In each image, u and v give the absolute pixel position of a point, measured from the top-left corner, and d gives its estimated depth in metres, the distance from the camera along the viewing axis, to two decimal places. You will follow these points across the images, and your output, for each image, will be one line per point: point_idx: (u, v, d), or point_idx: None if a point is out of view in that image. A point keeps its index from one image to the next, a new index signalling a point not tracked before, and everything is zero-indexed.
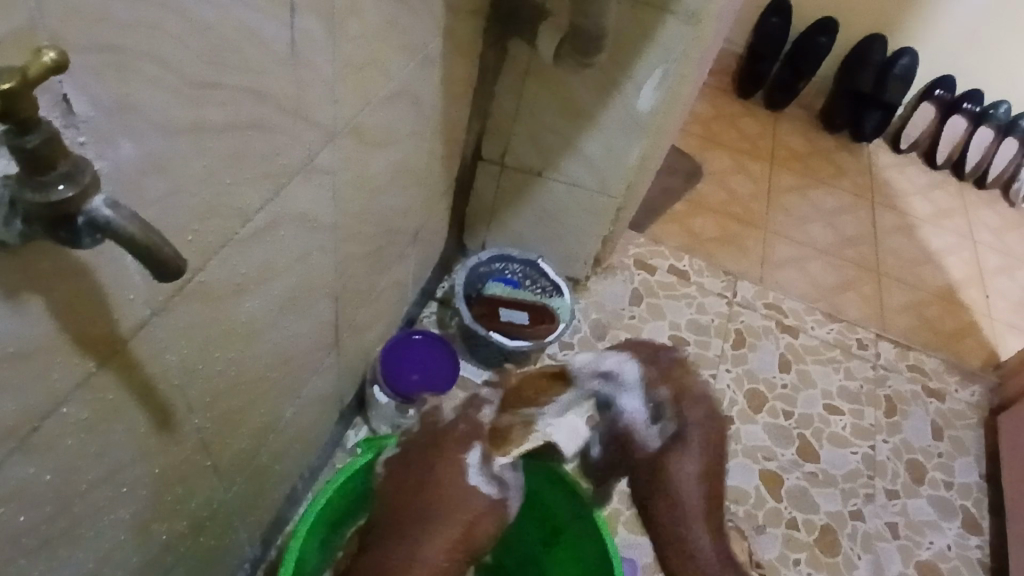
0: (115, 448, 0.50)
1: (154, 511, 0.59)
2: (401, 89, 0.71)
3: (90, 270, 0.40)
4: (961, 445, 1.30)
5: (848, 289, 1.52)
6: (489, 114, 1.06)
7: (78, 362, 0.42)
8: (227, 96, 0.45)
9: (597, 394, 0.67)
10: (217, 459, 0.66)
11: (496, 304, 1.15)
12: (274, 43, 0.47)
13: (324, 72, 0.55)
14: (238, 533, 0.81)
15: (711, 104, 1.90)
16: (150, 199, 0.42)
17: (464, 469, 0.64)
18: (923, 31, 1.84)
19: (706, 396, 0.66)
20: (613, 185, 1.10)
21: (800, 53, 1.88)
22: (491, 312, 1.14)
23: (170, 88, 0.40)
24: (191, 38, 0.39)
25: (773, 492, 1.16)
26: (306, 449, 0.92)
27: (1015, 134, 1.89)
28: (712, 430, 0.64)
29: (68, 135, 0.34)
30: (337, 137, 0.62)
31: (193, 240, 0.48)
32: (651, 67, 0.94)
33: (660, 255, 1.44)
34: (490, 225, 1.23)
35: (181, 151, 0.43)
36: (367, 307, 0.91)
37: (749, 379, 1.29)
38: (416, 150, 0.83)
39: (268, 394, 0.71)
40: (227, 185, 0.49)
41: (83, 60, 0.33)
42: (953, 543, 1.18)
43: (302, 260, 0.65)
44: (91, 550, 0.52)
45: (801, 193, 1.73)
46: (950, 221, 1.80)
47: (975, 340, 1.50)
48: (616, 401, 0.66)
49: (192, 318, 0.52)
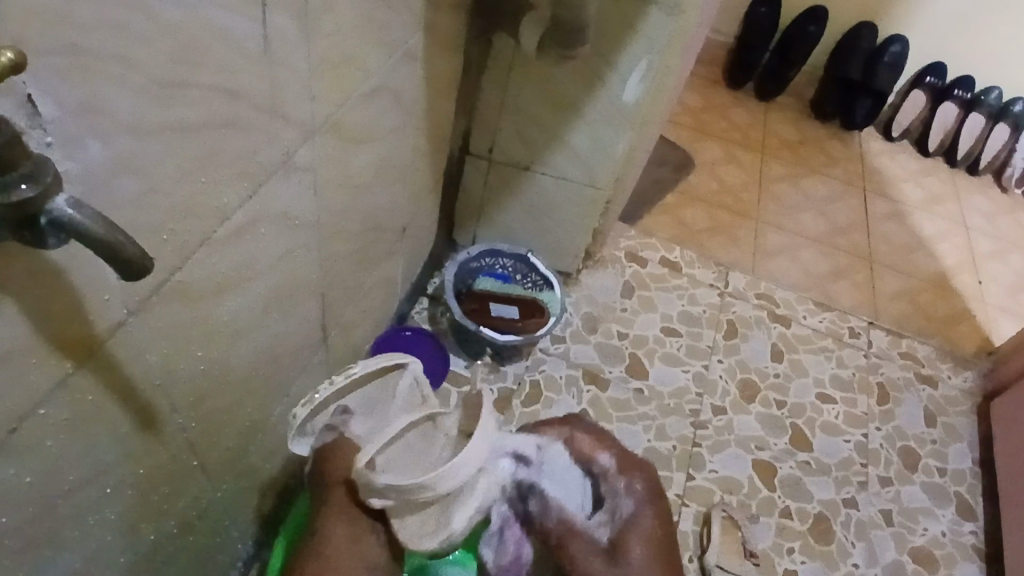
0: (97, 449, 0.50)
1: (141, 512, 0.59)
2: (381, 84, 0.71)
3: (63, 270, 0.40)
4: (954, 431, 1.31)
5: (840, 277, 1.52)
6: (475, 110, 1.07)
7: (54, 364, 0.42)
8: (198, 95, 0.44)
9: (520, 478, 0.71)
10: (204, 458, 0.67)
11: (484, 299, 1.14)
12: (245, 40, 0.47)
13: (299, 68, 0.55)
14: (229, 532, 0.81)
15: (701, 95, 1.90)
16: (121, 200, 0.42)
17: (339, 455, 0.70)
18: (914, 17, 1.83)
19: (629, 455, 0.77)
20: (601, 178, 1.09)
21: (790, 42, 1.88)
22: (483, 309, 1.13)
23: (138, 88, 0.39)
24: (159, 38, 0.39)
25: (766, 481, 1.16)
26: (297, 447, 0.92)
27: (1007, 120, 1.88)
28: (648, 501, 0.73)
29: (33, 137, 0.34)
30: (316, 133, 0.62)
31: (169, 239, 0.48)
32: (635, 59, 0.94)
33: (651, 247, 1.44)
34: (479, 221, 1.23)
35: (152, 151, 0.43)
36: (355, 305, 0.91)
37: (741, 369, 1.29)
38: (400, 145, 0.83)
39: (255, 393, 0.71)
40: (202, 185, 0.49)
41: (46, 61, 0.33)
42: (947, 530, 1.18)
43: (284, 259, 0.65)
44: (77, 551, 0.53)
45: (792, 182, 1.73)
46: (942, 208, 1.80)
47: (968, 326, 1.50)
48: (537, 480, 0.71)
49: (171, 319, 0.52)
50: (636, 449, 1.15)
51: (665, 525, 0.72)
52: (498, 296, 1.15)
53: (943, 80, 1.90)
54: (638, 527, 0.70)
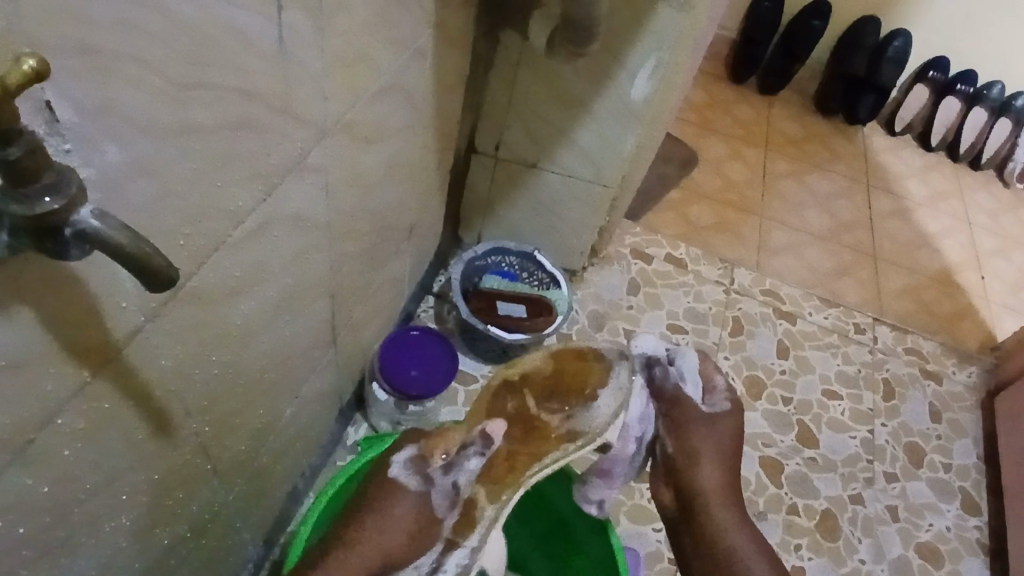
0: (113, 456, 0.49)
1: (155, 517, 0.59)
2: (391, 84, 0.70)
3: (81, 279, 0.39)
4: (959, 427, 1.31)
5: (845, 274, 1.52)
6: (482, 107, 1.06)
7: (71, 373, 0.42)
8: (213, 95, 0.44)
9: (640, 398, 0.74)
10: (217, 461, 0.66)
11: (531, 395, 0.66)
12: (260, 40, 0.46)
13: (312, 68, 0.54)
14: (240, 534, 0.81)
15: (704, 91, 1.89)
16: (138, 205, 0.41)
17: (389, 465, 0.64)
18: (917, 12, 1.83)
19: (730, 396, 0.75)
20: (609, 175, 1.09)
21: (794, 37, 1.87)
22: (524, 409, 0.65)
23: (153, 89, 0.38)
24: (174, 38, 0.38)
25: (773, 479, 1.16)
26: (306, 448, 0.92)
27: (1009, 115, 1.88)
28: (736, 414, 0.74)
29: (50, 142, 0.34)
30: (328, 134, 0.61)
31: (184, 244, 0.47)
32: (644, 55, 0.93)
33: (657, 244, 1.44)
34: (485, 219, 1.22)
35: (168, 153, 0.42)
36: (364, 305, 0.91)
37: (748, 366, 1.29)
38: (409, 145, 0.82)
39: (265, 394, 0.71)
40: (216, 188, 0.48)
41: (62, 62, 0.32)
42: (953, 525, 1.19)
43: (295, 261, 0.65)
44: (92, 558, 0.52)
45: (796, 178, 1.72)
46: (944, 203, 1.80)
47: (972, 321, 1.50)
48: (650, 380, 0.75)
49: (186, 323, 0.51)
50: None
51: (728, 445, 0.72)
52: (558, 390, 0.66)
53: (946, 75, 1.90)
54: (697, 455, 0.71)
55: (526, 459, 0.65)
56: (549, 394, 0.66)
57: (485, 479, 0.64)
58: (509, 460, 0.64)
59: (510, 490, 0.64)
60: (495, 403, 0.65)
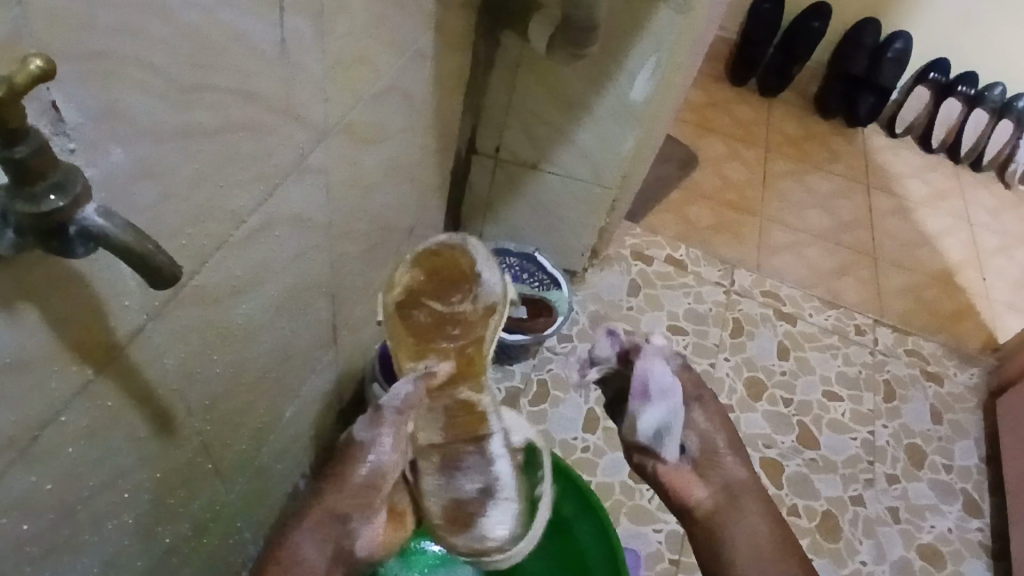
0: (116, 455, 0.50)
1: (157, 515, 0.59)
2: (392, 85, 0.70)
3: (85, 278, 0.40)
4: (960, 428, 1.31)
5: (845, 274, 1.52)
6: (482, 108, 1.06)
7: (75, 370, 0.42)
8: (217, 98, 0.44)
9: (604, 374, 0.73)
10: (218, 461, 0.66)
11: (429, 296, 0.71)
12: (262, 43, 0.46)
13: (314, 70, 0.54)
14: (241, 534, 0.81)
15: (704, 92, 1.90)
16: (141, 206, 0.42)
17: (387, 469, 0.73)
18: (917, 13, 1.83)
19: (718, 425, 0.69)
20: (609, 176, 1.09)
21: (793, 38, 1.87)
22: (433, 313, 0.70)
23: (158, 92, 0.39)
24: (178, 42, 0.39)
25: (773, 479, 1.16)
26: (307, 448, 0.92)
27: (1010, 116, 1.88)
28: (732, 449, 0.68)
29: (57, 143, 0.34)
30: (329, 135, 0.62)
31: (186, 244, 0.48)
32: (644, 57, 0.94)
33: (656, 245, 1.44)
34: (485, 220, 1.23)
35: (171, 155, 0.42)
36: (364, 305, 0.91)
37: (748, 367, 1.29)
38: (409, 145, 0.83)
39: (267, 394, 0.71)
40: (219, 189, 0.49)
41: (69, 66, 0.33)
42: (954, 526, 1.19)
43: (297, 262, 0.65)
44: (95, 557, 0.52)
45: (797, 179, 1.73)
46: (945, 204, 1.80)
47: (973, 322, 1.50)
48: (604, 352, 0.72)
49: (189, 323, 0.52)
50: (613, 476, 1.11)
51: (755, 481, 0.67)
52: (443, 283, 0.71)
53: (947, 76, 1.90)
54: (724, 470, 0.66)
55: (476, 345, 0.70)
56: (442, 291, 0.71)
57: (460, 375, 0.68)
58: (471, 363, 0.69)
59: (484, 377, 0.69)
60: (409, 321, 0.69)
